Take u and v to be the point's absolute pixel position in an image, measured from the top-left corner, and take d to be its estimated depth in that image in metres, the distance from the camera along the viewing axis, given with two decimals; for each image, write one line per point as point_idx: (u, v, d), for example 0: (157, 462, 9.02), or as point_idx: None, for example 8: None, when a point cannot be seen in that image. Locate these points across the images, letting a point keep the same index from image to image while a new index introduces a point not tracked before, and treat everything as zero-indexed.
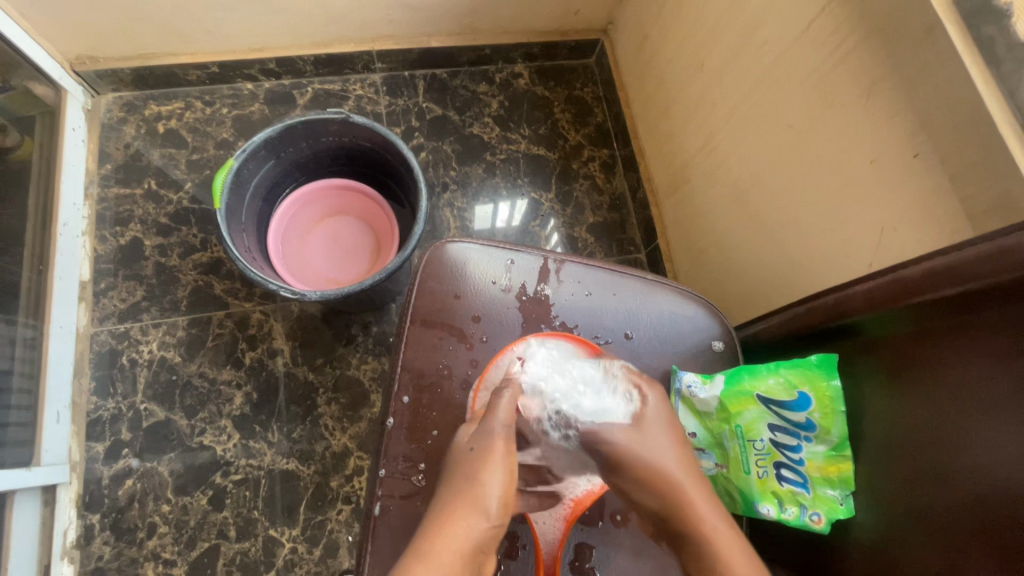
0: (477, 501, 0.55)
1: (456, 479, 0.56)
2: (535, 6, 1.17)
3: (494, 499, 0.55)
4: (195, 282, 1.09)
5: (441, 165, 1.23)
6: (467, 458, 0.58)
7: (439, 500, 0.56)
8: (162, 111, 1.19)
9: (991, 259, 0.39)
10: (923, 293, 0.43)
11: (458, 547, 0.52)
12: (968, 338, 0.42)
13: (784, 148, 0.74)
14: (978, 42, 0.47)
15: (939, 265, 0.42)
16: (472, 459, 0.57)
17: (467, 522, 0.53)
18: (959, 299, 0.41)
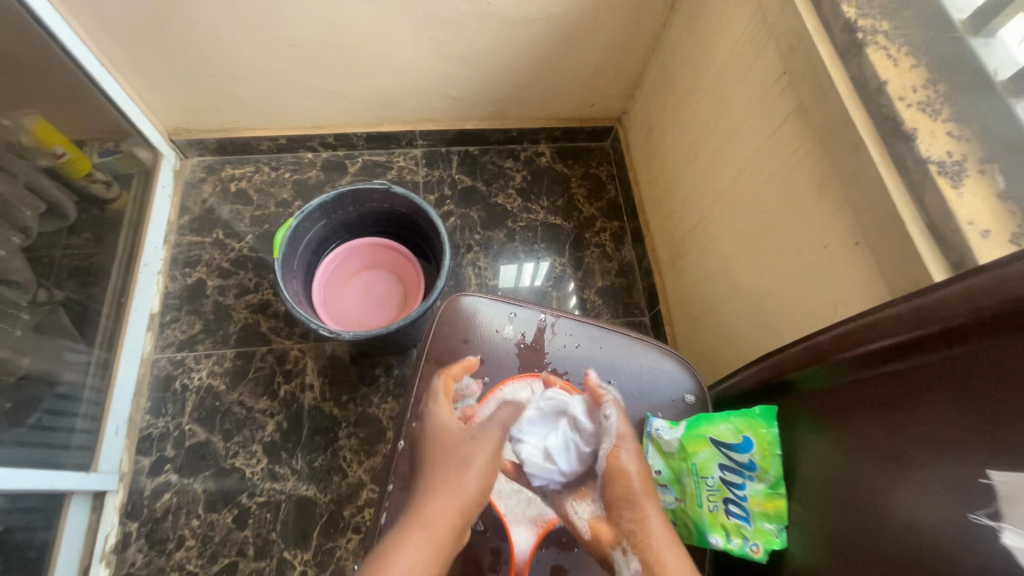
0: (468, 480, 0.64)
1: (449, 458, 0.65)
2: (557, 98, 1.36)
3: (476, 477, 0.65)
4: (245, 319, 1.24)
5: (468, 229, 1.39)
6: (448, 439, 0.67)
7: (432, 479, 0.64)
8: (236, 174, 1.41)
9: (871, 329, 0.49)
10: (832, 354, 0.53)
11: (452, 513, 0.61)
12: (870, 393, 0.50)
13: (761, 227, 0.85)
14: (891, 156, 0.59)
15: (842, 332, 0.52)
16: (461, 444, 0.67)
17: (459, 497, 0.63)
18: (858, 362, 0.51)
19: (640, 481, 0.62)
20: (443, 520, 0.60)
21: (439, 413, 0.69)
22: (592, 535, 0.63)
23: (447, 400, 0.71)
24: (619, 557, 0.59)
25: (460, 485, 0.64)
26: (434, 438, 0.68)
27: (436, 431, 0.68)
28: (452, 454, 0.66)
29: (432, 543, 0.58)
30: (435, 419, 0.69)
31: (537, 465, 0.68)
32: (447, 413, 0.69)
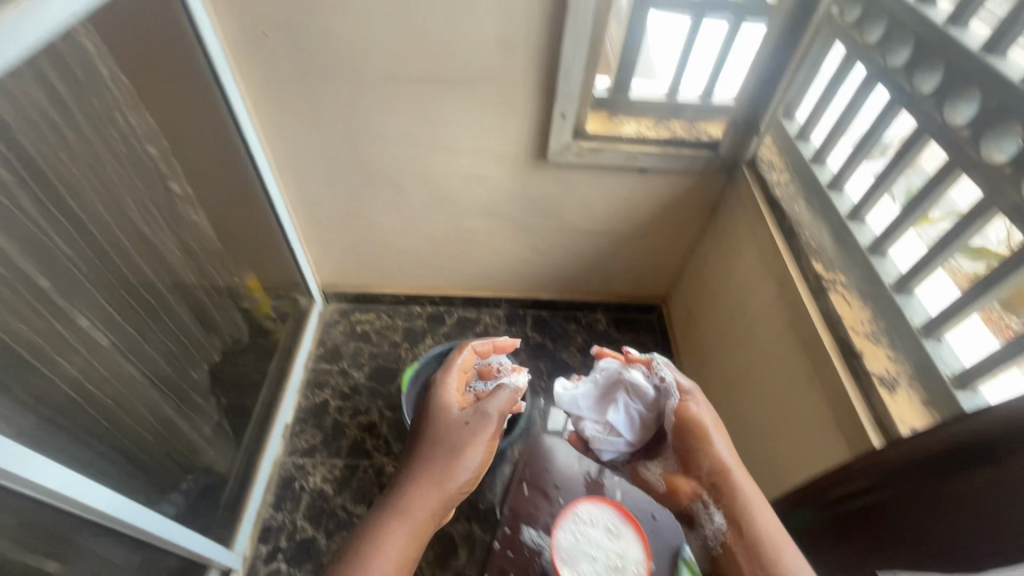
0: (460, 471, 0.87)
1: (444, 445, 0.89)
2: (615, 282, 1.75)
3: (468, 467, 0.88)
4: (355, 436, 1.55)
5: (536, 377, 1.70)
6: (451, 423, 0.92)
7: (426, 464, 0.88)
8: (362, 318, 1.83)
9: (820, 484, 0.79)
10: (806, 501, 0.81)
11: (444, 475, 0.86)
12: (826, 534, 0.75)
13: (771, 404, 1.12)
14: (848, 369, 0.88)
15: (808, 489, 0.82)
16: (456, 426, 0.91)
17: (456, 457, 0.88)
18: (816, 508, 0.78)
19: (699, 424, 0.86)
20: (424, 507, 0.83)
21: (445, 396, 0.98)
22: (666, 487, 0.90)
23: (454, 391, 1.00)
24: (698, 506, 0.84)
25: (457, 452, 0.88)
26: (440, 423, 0.93)
27: (441, 417, 0.93)
28: (448, 428, 0.92)
29: (411, 528, 0.81)
30: (442, 404, 0.96)
31: (603, 440, 0.98)
32: (454, 403, 0.97)
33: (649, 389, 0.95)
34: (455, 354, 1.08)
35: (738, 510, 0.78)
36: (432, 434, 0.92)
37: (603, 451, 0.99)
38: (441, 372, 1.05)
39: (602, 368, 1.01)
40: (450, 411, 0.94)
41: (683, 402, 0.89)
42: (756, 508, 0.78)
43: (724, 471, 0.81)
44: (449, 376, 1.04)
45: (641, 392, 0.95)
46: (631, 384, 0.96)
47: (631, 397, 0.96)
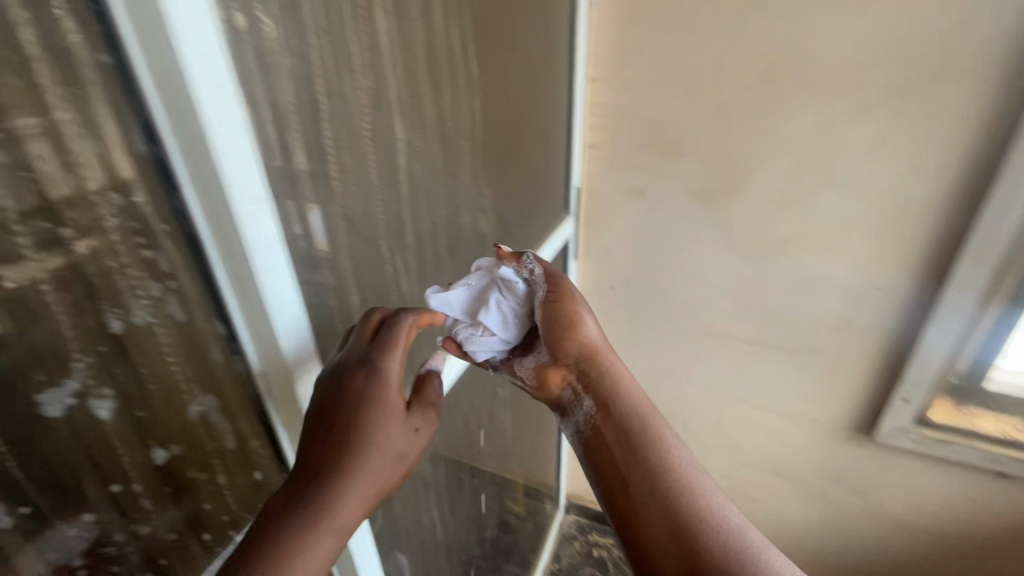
0: (386, 478, 0.58)
1: (390, 448, 0.58)
2: None
3: (398, 470, 0.59)
4: None
5: None
6: (334, 381, 0.57)
7: (351, 457, 0.55)
8: (600, 540, 1.74)
9: None
10: None
11: (390, 460, 0.58)
12: None
13: None
14: None
15: None
16: (342, 379, 0.57)
17: (381, 451, 0.57)
18: None
19: (603, 352, 0.79)
20: (351, 513, 0.54)
21: (392, 363, 0.59)
22: (541, 381, 0.81)
23: (404, 348, 0.61)
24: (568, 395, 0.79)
25: (386, 442, 0.57)
26: (336, 386, 0.57)
27: (384, 391, 0.58)
28: (338, 387, 0.57)
29: (334, 545, 0.53)
30: (387, 372, 0.58)
31: (479, 343, 0.75)
32: (397, 365, 0.59)
33: (530, 289, 0.78)
34: (410, 316, 0.63)
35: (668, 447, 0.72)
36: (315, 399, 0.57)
37: (476, 353, 0.76)
38: (376, 340, 0.60)
39: (475, 270, 0.78)
40: (361, 366, 0.58)
41: (617, 367, 0.79)
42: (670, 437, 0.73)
43: (646, 412, 0.75)
44: (402, 340, 0.61)
45: (512, 286, 0.76)
46: (528, 275, 0.78)
47: (501, 293, 0.76)
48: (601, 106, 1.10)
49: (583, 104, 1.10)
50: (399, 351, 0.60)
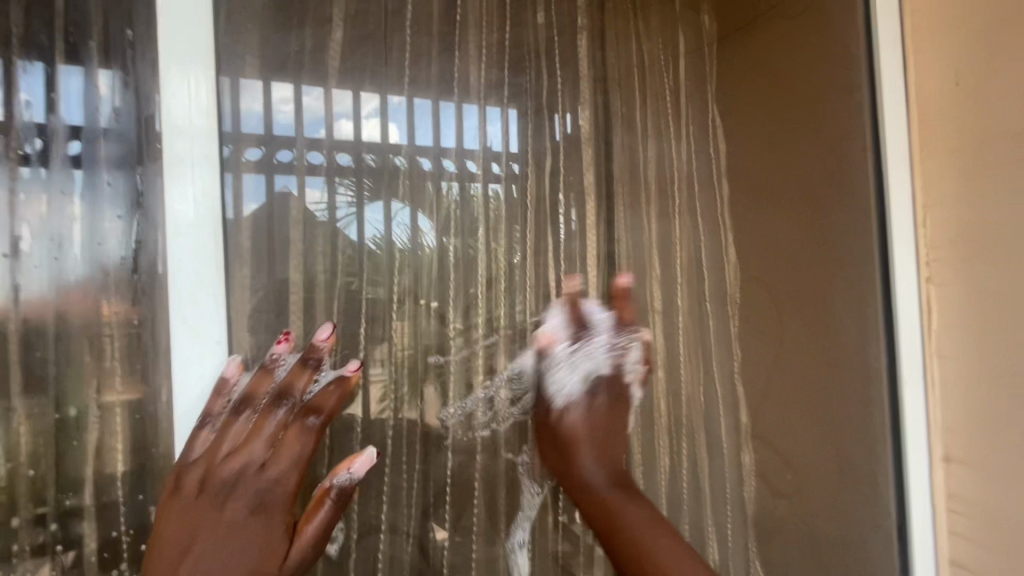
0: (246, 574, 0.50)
1: (252, 541, 0.51)
2: None
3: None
4: None
5: None
6: (216, 480, 0.51)
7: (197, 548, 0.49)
8: None
9: None
10: None
11: (249, 553, 0.50)
12: None
13: None
14: None
15: None
16: (226, 484, 0.51)
17: (241, 558, 0.50)
18: None
19: (596, 437, 0.63)
20: None
21: (263, 441, 0.52)
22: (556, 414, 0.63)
23: (281, 430, 0.53)
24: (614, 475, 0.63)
25: (246, 555, 0.50)
26: (218, 497, 0.51)
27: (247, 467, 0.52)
28: (220, 499, 0.51)
29: None
30: (249, 451, 0.52)
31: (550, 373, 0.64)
32: (265, 447, 0.52)
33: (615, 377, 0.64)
34: (325, 400, 0.55)
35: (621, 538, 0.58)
36: (188, 503, 0.50)
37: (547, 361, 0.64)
38: (241, 401, 0.53)
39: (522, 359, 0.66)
40: (253, 469, 0.52)
41: (591, 461, 0.62)
42: (633, 530, 0.58)
43: (604, 496, 0.61)
44: (311, 435, 0.54)
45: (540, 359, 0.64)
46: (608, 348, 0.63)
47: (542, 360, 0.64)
48: (944, 413, 0.68)
49: (924, 407, 0.69)
50: (298, 444, 0.53)
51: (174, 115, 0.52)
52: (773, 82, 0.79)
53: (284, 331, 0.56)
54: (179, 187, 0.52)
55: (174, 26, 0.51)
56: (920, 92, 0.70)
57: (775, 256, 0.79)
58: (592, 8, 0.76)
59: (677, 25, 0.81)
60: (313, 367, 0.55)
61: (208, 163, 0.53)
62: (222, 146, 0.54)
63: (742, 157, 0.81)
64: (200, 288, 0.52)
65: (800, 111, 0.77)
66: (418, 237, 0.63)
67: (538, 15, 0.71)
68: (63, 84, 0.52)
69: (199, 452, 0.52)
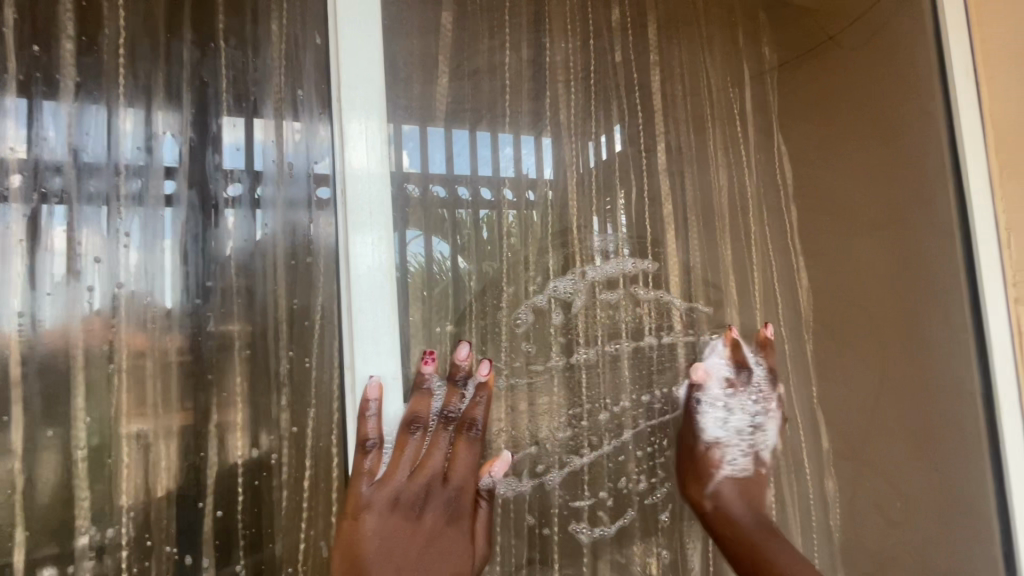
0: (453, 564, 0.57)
1: (450, 540, 0.57)
2: None
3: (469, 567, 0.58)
4: None
5: None
6: (406, 496, 0.55)
7: (403, 549, 0.55)
8: None
9: None
10: None
11: (450, 551, 0.57)
12: None
13: None
14: None
15: None
16: (416, 499, 0.56)
17: (444, 560, 0.56)
18: None
19: (757, 542, 0.64)
20: None
21: (438, 454, 0.57)
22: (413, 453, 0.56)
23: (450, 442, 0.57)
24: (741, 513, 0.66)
25: (448, 554, 0.57)
26: (411, 512, 0.56)
27: (430, 478, 0.56)
28: (415, 512, 0.56)
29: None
30: (428, 465, 0.56)
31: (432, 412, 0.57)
32: (442, 457, 0.57)
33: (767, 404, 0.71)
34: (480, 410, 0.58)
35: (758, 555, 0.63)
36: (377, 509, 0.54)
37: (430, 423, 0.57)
38: (409, 419, 0.56)
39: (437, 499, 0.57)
40: (438, 481, 0.57)
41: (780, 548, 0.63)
42: (780, 562, 0.62)
43: (749, 538, 0.64)
44: (477, 448, 0.58)
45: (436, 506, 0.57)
46: (761, 395, 0.71)
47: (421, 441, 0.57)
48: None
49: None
50: (468, 453, 0.58)
51: (355, 160, 0.55)
52: (847, 102, 0.82)
53: (427, 352, 0.57)
54: (363, 228, 0.55)
55: (351, 82, 0.55)
56: (994, 104, 0.72)
57: (853, 282, 0.81)
58: (664, 47, 0.79)
59: (739, 58, 0.84)
60: (462, 384, 0.58)
61: (385, 208, 0.56)
62: (393, 187, 0.58)
63: (812, 182, 0.84)
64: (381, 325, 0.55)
65: (874, 137, 0.80)
66: (484, 264, 0.64)
67: (617, 55, 0.74)
68: (233, 134, 0.56)
69: (379, 474, 0.54)
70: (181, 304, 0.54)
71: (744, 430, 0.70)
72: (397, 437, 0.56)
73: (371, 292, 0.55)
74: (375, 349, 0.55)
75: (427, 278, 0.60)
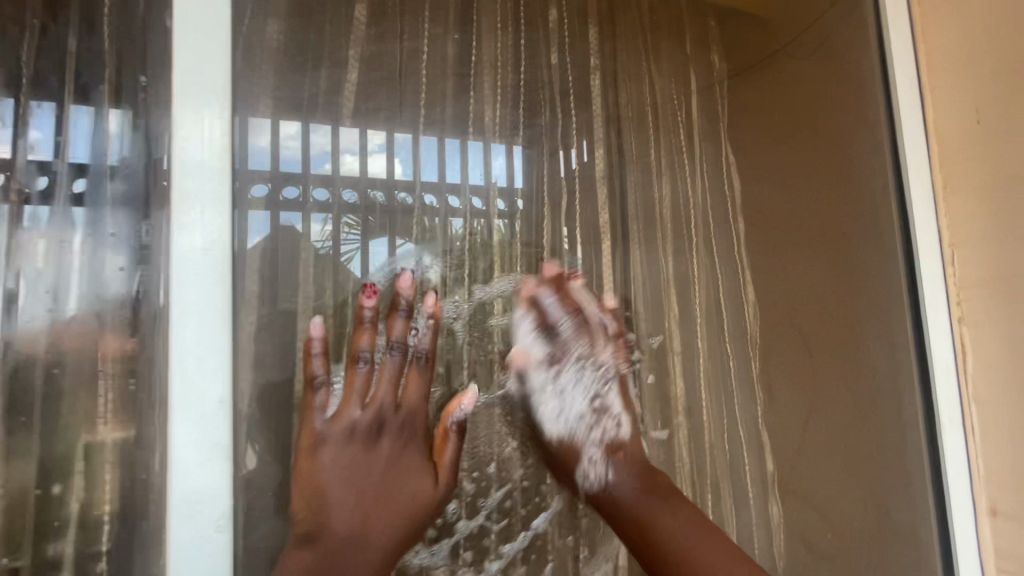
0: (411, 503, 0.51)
1: (408, 472, 0.52)
2: None
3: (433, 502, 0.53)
4: None
5: None
6: (363, 425, 0.51)
7: (355, 486, 0.50)
8: None
9: None
10: None
11: (410, 486, 0.52)
12: None
13: None
14: None
15: None
16: (372, 427, 0.51)
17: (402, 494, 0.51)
18: None
19: (651, 512, 0.56)
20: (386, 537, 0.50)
21: (384, 380, 0.53)
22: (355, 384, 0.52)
23: (402, 369, 0.54)
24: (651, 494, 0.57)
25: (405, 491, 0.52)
26: (366, 442, 0.51)
27: (382, 405, 0.52)
28: (369, 441, 0.51)
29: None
30: (379, 389, 0.52)
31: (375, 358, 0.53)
32: (391, 386, 0.53)
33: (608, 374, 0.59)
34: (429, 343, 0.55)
35: (664, 547, 0.54)
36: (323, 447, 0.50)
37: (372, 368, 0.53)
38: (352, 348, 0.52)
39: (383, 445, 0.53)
40: (391, 410, 0.52)
41: (669, 521, 0.55)
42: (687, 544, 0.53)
43: (642, 509, 0.56)
44: (428, 381, 0.55)
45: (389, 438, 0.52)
46: (598, 368, 0.59)
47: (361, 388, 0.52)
48: (987, 464, 0.64)
49: (965, 456, 0.65)
50: (422, 380, 0.54)
51: (185, 150, 0.47)
52: (790, 110, 0.79)
53: (367, 285, 0.54)
54: (189, 231, 0.46)
55: (189, 62, 0.48)
56: (937, 118, 0.70)
57: (789, 297, 0.78)
58: (604, 49, 0.76)
59: (688, 67, 0.81)
60: (407, 315, 0.55)
61: (218, 208, 0.48)
62: (233, 183, 0.49)
63: (753, 189, 0.80)
64: (204, 348, 0.46)
65: (812, 151, 0.78)
66: (399, 272, 0.58)
67: (552, 55, 0.70)
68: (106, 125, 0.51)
69: (332, 408, 0.51)
70: (37, 310, 0.49)
71: (585, 410, 0.58)
72: (346, 372, 0.52)
73: (192, 309, 0.46)
74: (196, 379, 0.45)
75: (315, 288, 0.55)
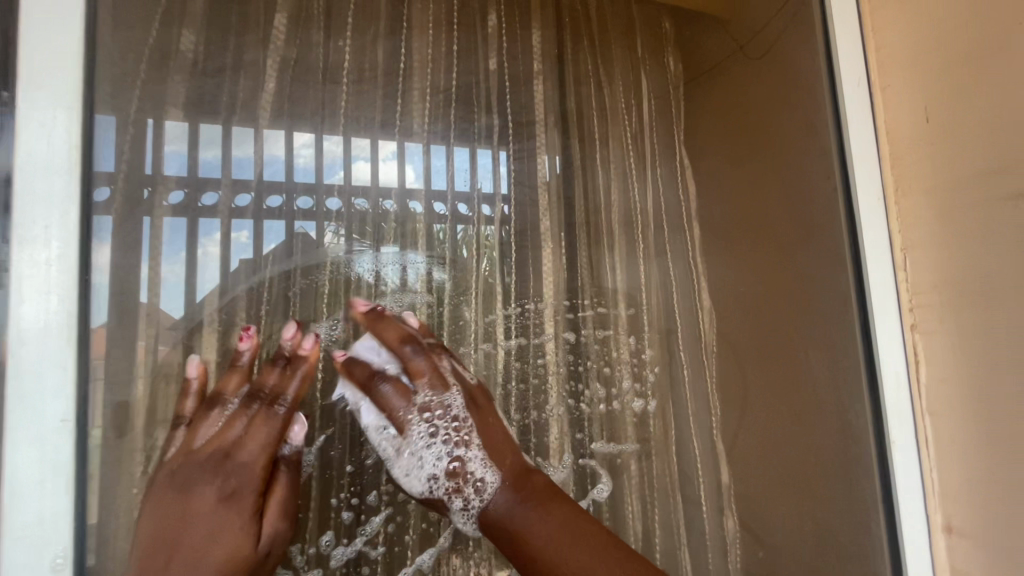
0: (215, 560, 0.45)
1: (225, 521, 0.47)
2: None
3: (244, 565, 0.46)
4: None
5: None
6: (191, 466, 0.48)
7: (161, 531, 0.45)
8: None
9: None
10: None
11: (219, 539, 0.46)
12: None
13: None
14: None
15: None
16: (199, 469, 0.48)
17: (205, 546, 0.45)
18: None
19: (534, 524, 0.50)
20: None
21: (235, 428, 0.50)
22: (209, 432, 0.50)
23: (249, 418, 0.50)
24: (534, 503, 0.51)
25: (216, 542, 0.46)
26: (182, 488, 0.47)
27: (218, 447, 0.49)
28: (186, 487, 0.47)
29: None
30: (220, 434, 0.49)
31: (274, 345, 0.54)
32: (236, 432, 0.50)
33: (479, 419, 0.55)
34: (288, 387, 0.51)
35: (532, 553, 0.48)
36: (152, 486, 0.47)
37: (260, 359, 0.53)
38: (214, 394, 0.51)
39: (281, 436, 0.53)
40: (224, 456, 0.48)
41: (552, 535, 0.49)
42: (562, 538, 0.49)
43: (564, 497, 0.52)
44: (277, 420, 0.51)
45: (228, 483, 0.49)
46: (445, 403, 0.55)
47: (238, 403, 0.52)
48: (941, 476, 0.60)
49: (916, 467, 0.61)
50: (271, 425, 0.50)
51: (28, 149, 0.43)
52: (731, 111, 0.79)
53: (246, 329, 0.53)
54: (30, 236, 0.43)
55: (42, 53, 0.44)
56: (887, 111, 0.66)
57: (733, 297, 0.77)
58: (548, 48, 0.74)
59: (638, 72, 0.79)
60: (279, 362, 0.52)
61: (69, 211, 0.44)
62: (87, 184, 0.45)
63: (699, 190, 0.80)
64: (47, 362, 0.42)
65: (750, 151, 0.77)
66: (321, 268, 0.61)
67: (490, 58, 0.70)
68: None
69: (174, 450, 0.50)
70: None
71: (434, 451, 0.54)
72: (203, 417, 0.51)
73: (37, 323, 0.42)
74: (36, 399, 0.42)
75: (230, 288, 0.57)
